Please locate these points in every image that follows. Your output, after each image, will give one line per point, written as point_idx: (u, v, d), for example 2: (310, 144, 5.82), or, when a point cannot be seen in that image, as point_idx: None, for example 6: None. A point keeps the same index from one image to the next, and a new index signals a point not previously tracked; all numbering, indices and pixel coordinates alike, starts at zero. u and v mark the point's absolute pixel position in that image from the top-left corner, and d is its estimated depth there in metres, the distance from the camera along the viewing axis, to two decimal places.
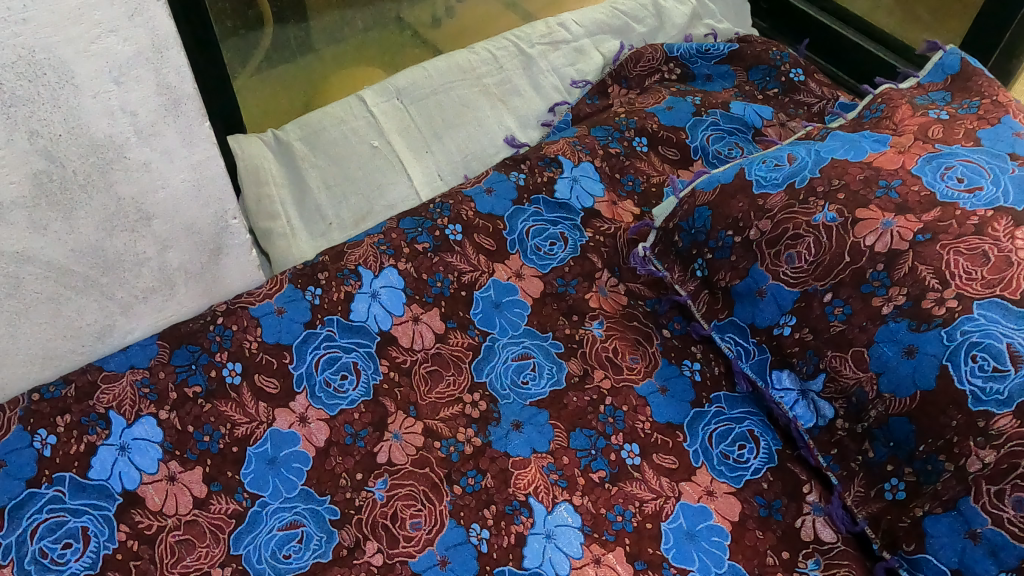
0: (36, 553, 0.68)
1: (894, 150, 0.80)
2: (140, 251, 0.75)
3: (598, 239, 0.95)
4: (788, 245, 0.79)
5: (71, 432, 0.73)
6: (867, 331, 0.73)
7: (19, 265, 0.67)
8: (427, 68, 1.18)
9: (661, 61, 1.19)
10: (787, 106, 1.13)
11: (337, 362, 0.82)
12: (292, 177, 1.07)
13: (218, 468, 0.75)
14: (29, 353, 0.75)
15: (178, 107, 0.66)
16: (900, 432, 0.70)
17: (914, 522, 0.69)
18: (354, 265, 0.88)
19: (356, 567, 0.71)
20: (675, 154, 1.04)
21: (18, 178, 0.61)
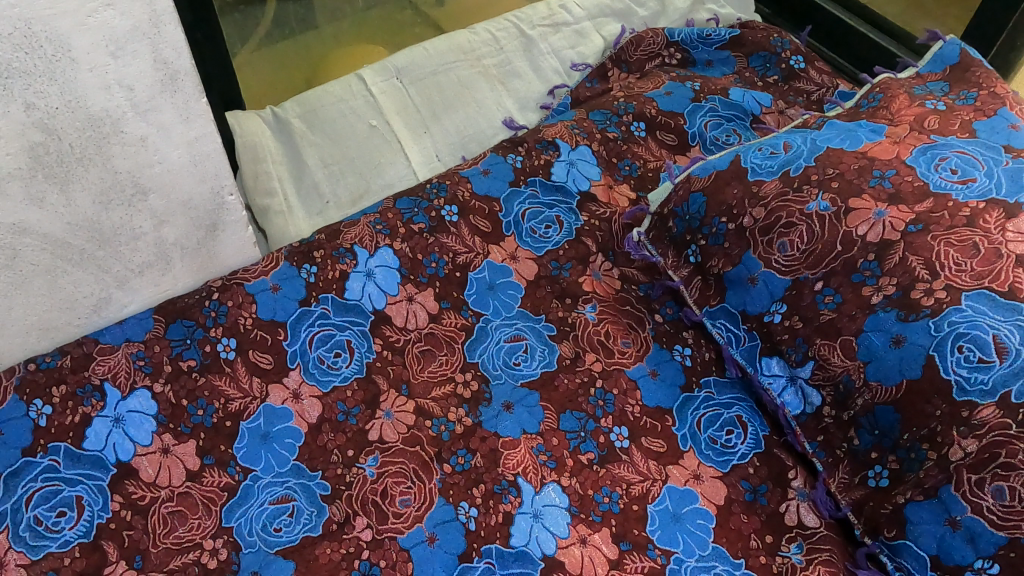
0: (31, 520, 0.69)
1: (890, 141, 0.81)
2: (136, 226, 0.75)
3: (593, 223, 0.96)
4: (781, 233, 0.80)
5: (66, 403, 0.74)
6: (856, 320, 0.73)
7: (15, 236, 0.68)
8: (427, 48, 1.18)
9: (661, 46, 1.18)
10: (786, 94, 1.13)
11: (331, 340, 0.82)
12: (290, 155, 1.08)
13: (211, 442, 0.76)
14: (25, 323, 0.75)
15: (176, 83, 0.67)
16: (885, 421, 0.71)
17: (895, 509, 0.70)
18: (350, 244, 0.88)
19: (346, 542, 0.72)
20: (673, 139, 1.04)
21: (14, 149, 0.61)
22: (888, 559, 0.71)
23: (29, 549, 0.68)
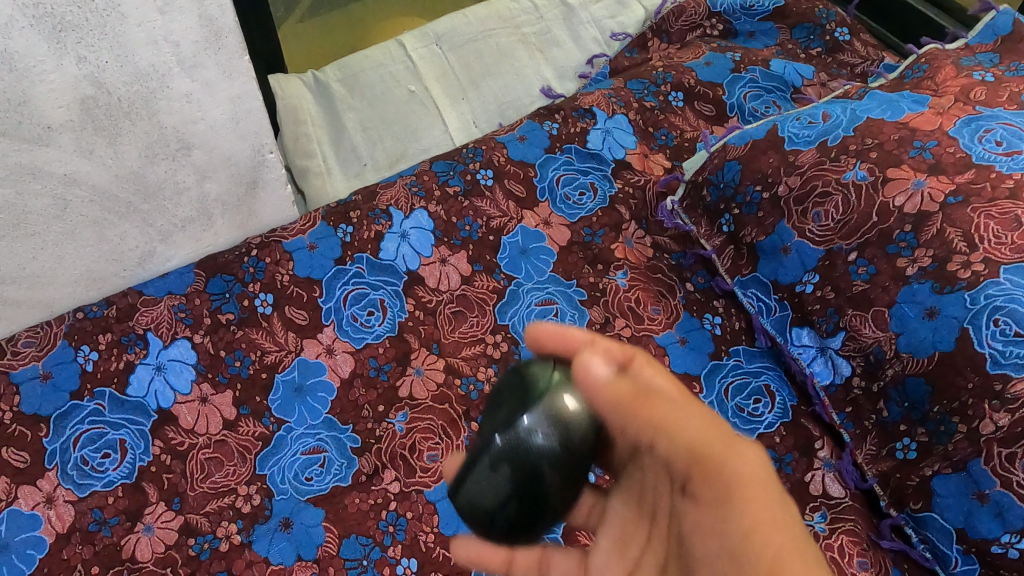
0: (78, 460, 0.72)
1: (933, 112, 0.79)
2: (179, 180, 0.77)
3: (628, 191, 0.96)
4: (816, 203, 0.79)
5: (112, 350, 0.77)
6: (889, 291, 0.73)
7: (66, 187, 0.70)
8: (468, 14, 1.19)
9: (703, 16, 1.17)
10: (829, 66, 1.12)
11: (364, 298, 0.84)
12: (330, 118, 1.09)
13: (247, 392, 0.78)
14: (75, 273, 0.79)
15: (220, 40, 0.68)
16: (915, 393, 0.70)
17: (922, 481, 0.69)
18: (386, 206, 0.89)
19: (374, 493, 0.74)
20: (710, 110, 1.04)
21: (66, 101, 0.64)
22: (913, 531, 0.70)
23: (76, 487, 0.71)
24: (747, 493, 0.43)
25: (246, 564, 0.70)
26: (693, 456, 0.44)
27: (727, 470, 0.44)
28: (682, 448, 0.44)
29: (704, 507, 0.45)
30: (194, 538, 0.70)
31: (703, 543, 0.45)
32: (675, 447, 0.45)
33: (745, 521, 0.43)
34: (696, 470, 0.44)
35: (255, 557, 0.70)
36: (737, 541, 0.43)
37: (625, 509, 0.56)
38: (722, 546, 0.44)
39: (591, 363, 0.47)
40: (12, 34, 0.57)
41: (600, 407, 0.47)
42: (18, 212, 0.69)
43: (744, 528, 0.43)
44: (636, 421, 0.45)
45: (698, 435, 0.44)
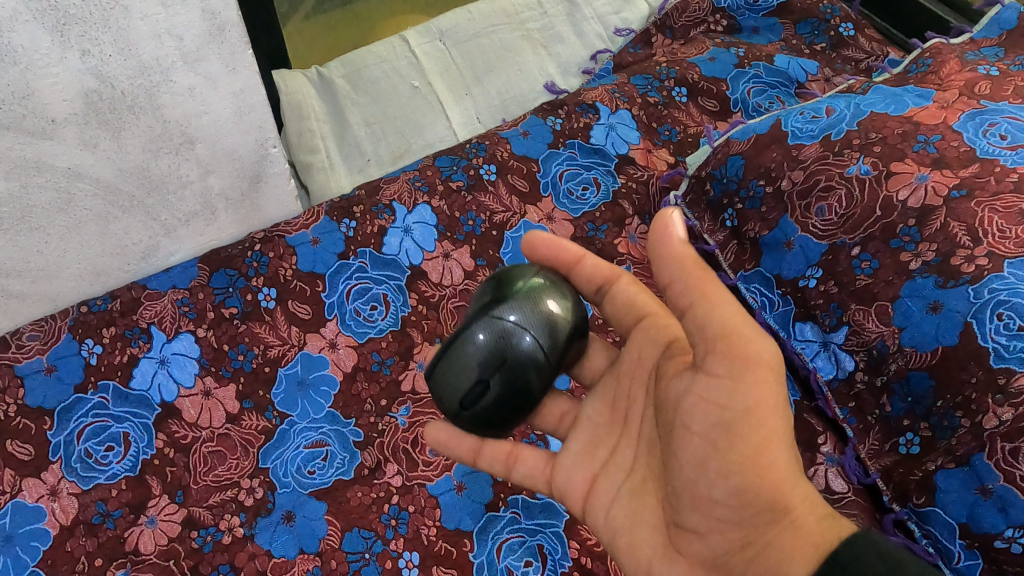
0: (81, 453, 0.72)
1: (937, 106, 0.79)
2: (183, 174, 0.78)
3: (631, 186, 0.96)
4: (820, 198, 0.79)
5: (115, 344, 0.77)
6: (893, 286, 0.72)
7: (71, 180, 0.71)
8: (472, 10, 1.19)
9: (707, 12, 1.17)
10: (834, 62, 1.11)
11: (367, 293, 0.85)
12: (333, 114, 1.10)
13: (250, 386, 0.78)
14: (79, 267, 0.79)
15: (223, 33, 0.68)
16: (918, 387, 0.70)
17: (925, 476, 0.69)
18: (389, 200, 0.89)
19: (376, 486, 0.75)
20: (714, 105, 1.04)
21: (70, 95, 0.64)
22: (916, 526, 0.70)
23: (79, 479, 0.71)
24: (758, 373, 0.49)
25: (248, 557, 0.70)
26: (721, 331, 0.50)
27: (750, 350, 0.49)
28: (716, 317, 0.50)
29: (715, 376, 0.50)
30: (196, 530, 0.71)
31: (700, 413, 0.51)
32: (713, 316, 0.50)
33: (749, 401, 0.50)
34: (719, 342, 0.50)
35: (258, 550, 0.70)
36: (736, 414, 0.50)
37: (597, 416, 0.65)
38: (720, 417, 0.50)
39: (673, 220, 0.52)
40: (15, 27, 0.57)
41: (663, 255, 0.52)
42: (23, 205, 0.70)
43: (748, 403, 0.50)
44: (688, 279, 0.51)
45: (736, 316, 0.50)
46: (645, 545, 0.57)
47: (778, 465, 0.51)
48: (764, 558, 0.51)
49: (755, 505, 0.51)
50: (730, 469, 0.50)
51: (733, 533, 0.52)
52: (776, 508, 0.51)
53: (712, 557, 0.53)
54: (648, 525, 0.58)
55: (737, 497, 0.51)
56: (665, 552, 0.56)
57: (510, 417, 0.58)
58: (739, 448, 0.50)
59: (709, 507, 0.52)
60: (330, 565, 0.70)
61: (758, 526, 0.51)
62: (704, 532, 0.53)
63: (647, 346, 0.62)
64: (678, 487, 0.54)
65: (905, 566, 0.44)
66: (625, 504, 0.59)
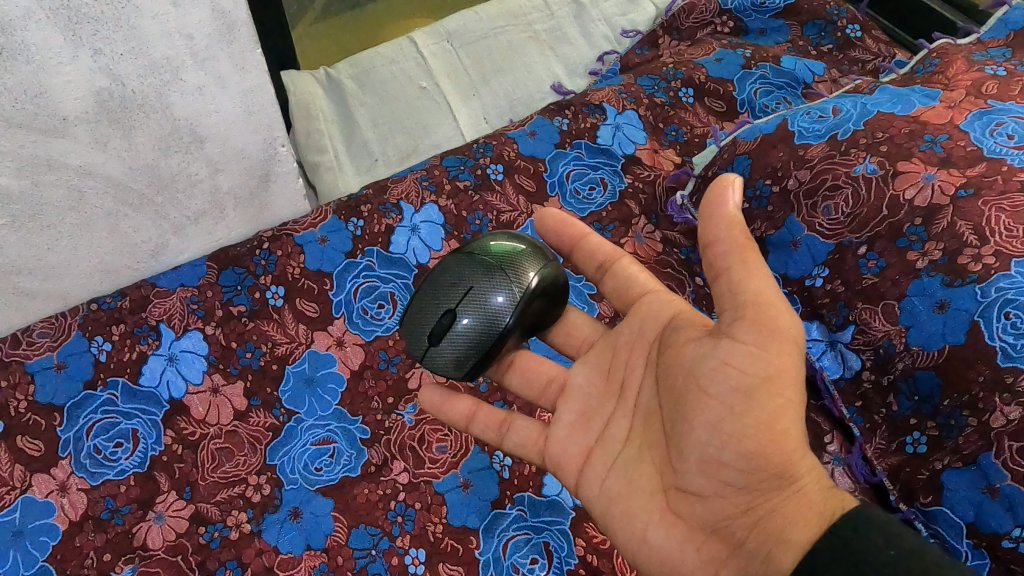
0: (90, 449, 0.73)
1: (944, 105, 0.79)
2: (192, 172, 0.78)
3: (638, 186, 0.96)
4: (826, 197, 0.79)
5: (125, 341, 0.78)
6: (899, 285, 0.72)
7: (82, 178, 0.71)
8: (479, 12, 1.19)
9: (714, 14, 1.17)
10: (841, 63, 1.11)
11: (375, 291, 0.85)
12: (342, 114, 1.10)
13: (258, 383, 0.79)
14: (90, 265, 0.80)
15: (232, 33, 0.69)
16: (925, 386, 0.69)
17: (932, 475, 0.69)
18: (396, 199, 0.90)
19: (383, 483, 0.75)
20: (721, 106, 1.04)
21: (82, 93, 0.64)
22: (923, 526, 0.69)
23: (89, 475, 0.72)
24: (783, 345, 0.52)
25: (255, 553, 0.70)
26: (752, 299, 0.52)
27: (778, 321, 0.52)
28: (751, 286, 0.52)
29: (742, 341, 0.52)
30: (204, 526, 0.71)
31: (720, 376, 0.53)
32: (746, 283, 0.53)
33: (771, 368, 0.52)
34: (750, 309, 0.52)
35: (265, 546, 0.71)
36: (755, 379, 0.52)
37: (591, 386, 0.66)
38: (739, 381, 0.52)
39: (734, 185, 0.54)
40: (28, 26, 0.58)
41: (714, 216, 0.54)
42: (35, 203, 0.71)
43: (771, 369, 0.52)
44: (732, 242, 0.53)
45: (770, 289, 0.52)
46: (640, 514, 0.57)
47: (789, 433, 0.52)
48: (768, 524, 0.51)
49: (764, 470, 0.52)
50: (744, 430, 0.52)
51: (737, 498, 0.53)
52: (783, 475, 0.52)
53: (712, 523, 0.54)
54: (643, 493, 0.58)
55: (748, 460, 0.52)
56: (662, 518, 0.56)
57: (480, 375, 0.63)
58: (755, 411, 0.52)
59: (717, 469, 0.53)
60: (337, 562, 0.70)
61: (763, 493, 0.52)
62: (707, 495, 0.54)
63: (649, 318, 0.64)
64: (686, 448, 0.55)
65: (907, 539, 0.45)
66: (620, 474, 0.60)
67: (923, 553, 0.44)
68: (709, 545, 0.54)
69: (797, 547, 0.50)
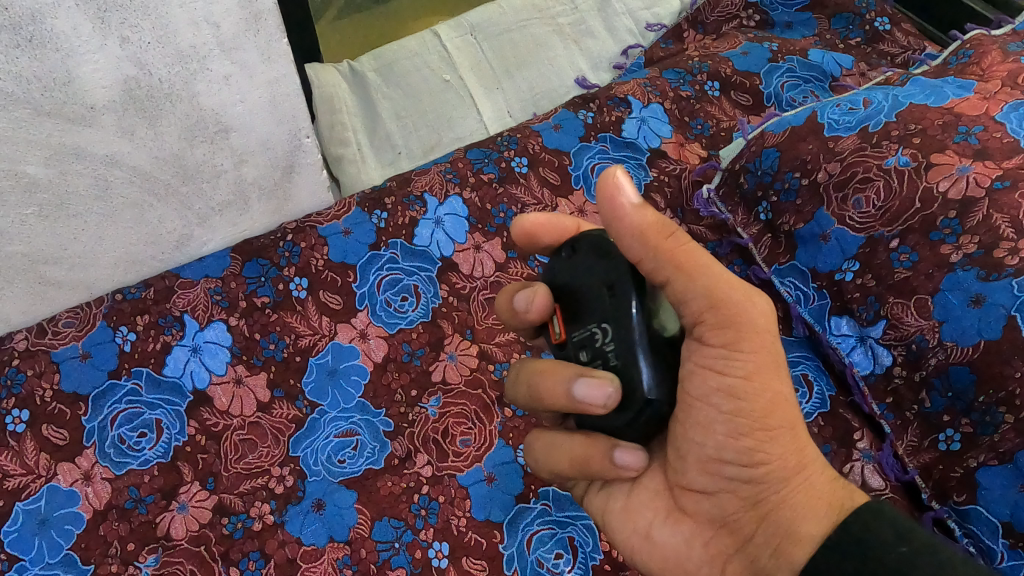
0: (115, 439, 0.73)
1: (979, 97, 0.78)
2: (217, 163, 0.78)
3: (663, 179, 0.95)
4: (857, 190, 0.78)
5: (149, 331, 0.77)
6: (932, 279, 0.71)
7: (108, 167, 0.71)
8: (503, 5, 1.19)
9: (740, 7, 1.16)
10: (869, 56, 1.10)
11: (398, 284, 0.85)
12: (365, 107, 1.11)
13: (281, 374, 0.78)
14: (116, 255, 0.80)
15: (259, 22, 0.68)
16: (959, 382, 0.68)
17: (966, 473, 0.68)
18: (420, 192, 0.89)
19: (406, 476, 0.74)
20: (748, 99, 1.03)
21: (109, 82, 0.64)
22: (956, 525, 0.68)
23: (113, 465, 0.72)
24: (757, 340, 0.51)
25: (279, 544, 0.70)
26: (708, 297, 0.49)
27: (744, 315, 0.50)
28: (700, 287, 0.49)
29: (710, 345, 0.50)
30: (227, 517, 0.71)
31: (698, 379, 0.50)
32: (694, 285, 0.49)
33: (749, 366, 0.50)
34: (708, 312, 0.50)
35: (288, 538, 0.70)
36: (737, 379, 0.50)
37: None
38: (720, 382, 0.50)
39: (625, 187, 0.48)
40: (58, 14, 0.58)
41: (624, 233, 0.49)
42: (62, 192, 0.71)
43: (750, 369, 0.50)
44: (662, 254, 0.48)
45: (723, 282, 0.49)
46: (643, 510, 0.57)
47: (783, 424, 0.53)
48: (777, 517, 0.52)
49: (767, 463, 0.52)
50: (739, 429, 0.51)
51: (743, 492, 0.53)
52: (787, 467, 0.53)
53: (720, 517, 0.54)
54: (645, 489, 0.57)
55: (748, 456, 0.52)
56: (669, 515, 0.56)
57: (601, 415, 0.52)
58: (747, 411, 0.51)
59: (718, 467, 0.53)
60: (360, 554, 0.70)
61: (768, 485, 0.53)
62: (713, 492, 0.54)
63: None
64: (684, 450, 0.54)
65: (916, 534, 0.46)
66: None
67: (932, 548, 0.45)
68: (718, 539, 0.55)
69: (807, 539, 0.50)
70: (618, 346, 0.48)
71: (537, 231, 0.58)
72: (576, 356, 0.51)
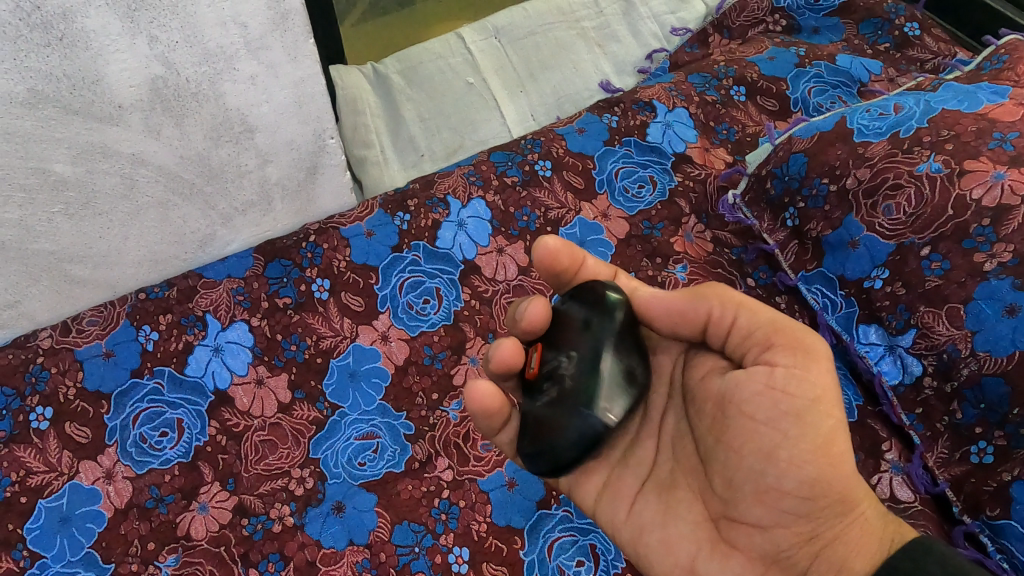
0: (136, 438, 0.73)
1: (1014, 102, 0.76)
2: (242, 163, 0.78)
3: (688, 184, 0.94)
4: (887, 196, 0.76)
5: (171, 330, 0.77)
6: (965, 287, 0.70)
7: (134, 166, 0.71)
8: (527, 8, 1.18)
9: (766, 12, 1.15)
10: (898, 62, 1.09)
11: (420, 286, 0.84)
12: (388, 109, 1.11)
13: (302, 376, 0.78)
14: (139, 254, 0.80)
15: (286, 22, 0.68)
16: (993, 394, 0.67)
17: (1000, 487, 0.66)
18: (443, 194, 0.89)
19: (427, 480, 0.74)
20: (774, 105, 1.02)
21: (137, 81, 0.64)
22: (989, 540, 0.67)
23: (134, 464, 0.72)
24: (820, 362, 0.52)
25: (298, 546, 0.70)
26: (772, 325, 0.53)
27: (807, 342, 0.53)
28: (765, 317, 0.54)
29: (782, 363, 0.52)
30: (247, 518, 0.70)
31: (768, 402, 0.52)
32: (757, 317, 0.54)
33: (818, 389, 0.52)
34: (774, 336, 0.53)
35: (308, 540, 0.70)
36: (806, 402, 0.51)
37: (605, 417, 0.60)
38: (789, 405, 0.51)
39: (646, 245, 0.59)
40: (88, 13, 0.58)
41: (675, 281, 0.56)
42: (88, 191, 0.71)
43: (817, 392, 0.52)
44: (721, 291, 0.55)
45: (784, 317, 0.54)
46: (684, 544, 0.56)
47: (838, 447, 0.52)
48: (833, 552, 0.53)
49: (825, 497, 0.52)
50: (805, 453, 0.51)
51: (799, 527, 0.53)
52: (842, 496, 0.53)
53: (772, 553, 0.54)
54: (687, 522, 0.56)
55: (809, 487, 0.52)
56: (714, 548, 0.55)
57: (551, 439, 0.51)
58: (806, 430, 0.51)
59: (776, 499, 0.52)
60: (380, 558, 0.70)
61: (826, 520, 0.53)
62: (767, 526, 0.53)
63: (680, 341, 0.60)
64: (739, 480, 0.53)
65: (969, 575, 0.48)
66: (652, 499, 0.57)
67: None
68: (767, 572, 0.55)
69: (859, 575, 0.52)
70: (579, 370, 0.51)
71: (558, 254, 0.58)
72: (542, 387, 0.53)
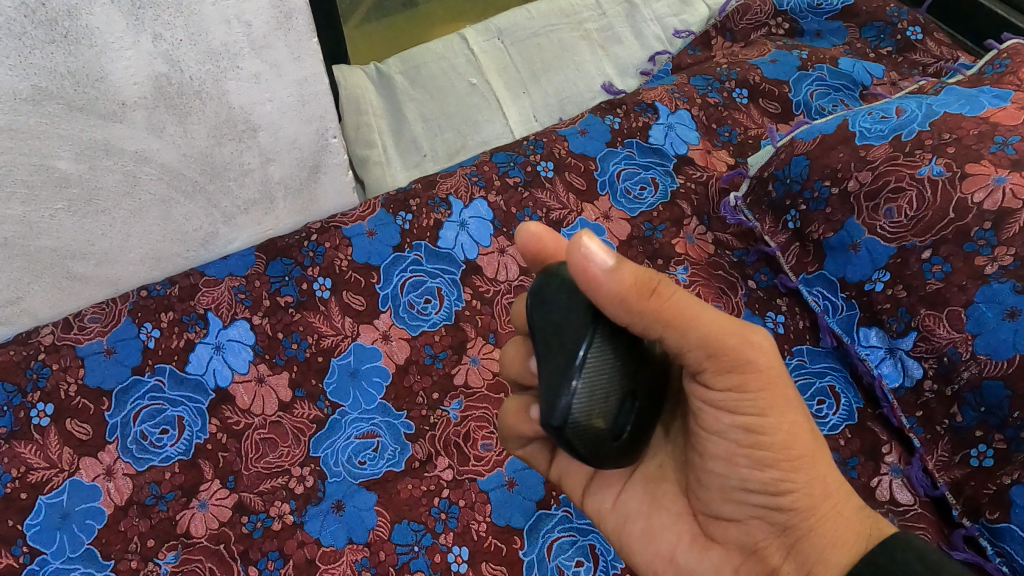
0: (137, 435, 0.73)
1: (1016, 107, 0.76)
2: (245, 162, 0.78)
3: (690, 186, 0.94)
4: (888, 199, 0.76)
5: (172, 328, 0.77)
6: (966, 291, 0.70)
7: (137, 164, 0.71)
8: (531, 9, 1.19)
9: (769, 15, 1.15)
10: (900, 65, 1.09)
11: (422, 286, 0.84)
12: (391, 109, 1.11)
13: (303, 374, 0.78)
14: (141, 252, 0.80)
15: (290, 21, 0.68)
16: (993, 397, 0.66)
17: (999, 490, 0.66)
18: (445, 194, 0.89)
19: (427, 479, 0.74)
20: (776, 107, 1.02)
21: (141, 79, 0.64)
22: (988, 543, 0.67)
23: (134, 461, 0.72)
24: (765, 376, 0.49)
25: (298, 544, 0.70)
26: (705, 348, 0.47)
27: (750, 358, 0.48)
28: (694, 338, 0.46)
29: (719, 386, 0.49)
30: (247, 516, 0.71)
31: (712, 417, 0.51)
32: (687, 340, 0.46)
33: (760, 404, 0.49)
34: (708, 358, 0.47)
35: (307, 538, 0.70)
36: (752, 415, 0.50)
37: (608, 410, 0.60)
38: (735, 419, 0.50)
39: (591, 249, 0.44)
40: (93, 10, 0.58)
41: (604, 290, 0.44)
42: (91, 188, 0.71)
43: (763, 404, 0.49)
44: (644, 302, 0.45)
45: (723, 326, 0.47)
46: (666, 534, 0.58)
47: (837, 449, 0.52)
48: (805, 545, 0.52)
49: (792, 492, 0.52)
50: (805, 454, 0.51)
51: (774, 518, 0.53)
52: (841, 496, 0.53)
53: (750, 545, 0.55)
54: (670, 513, 0.58)
55: (774, 486, 0.52)
56: (694, 539, 0.57)
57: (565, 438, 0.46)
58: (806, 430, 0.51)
59: (742, 497, 0.53)
60: (379, 557, 0.70)
61: (798, 512, 0.52)
62: (740, 520, 0.54)
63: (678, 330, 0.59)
64: (706, 480, 0.54)
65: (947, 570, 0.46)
66: (639, 489, 0.60)
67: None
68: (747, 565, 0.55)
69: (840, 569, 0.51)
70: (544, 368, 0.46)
71: (541, 240, 0.54)
72: None
